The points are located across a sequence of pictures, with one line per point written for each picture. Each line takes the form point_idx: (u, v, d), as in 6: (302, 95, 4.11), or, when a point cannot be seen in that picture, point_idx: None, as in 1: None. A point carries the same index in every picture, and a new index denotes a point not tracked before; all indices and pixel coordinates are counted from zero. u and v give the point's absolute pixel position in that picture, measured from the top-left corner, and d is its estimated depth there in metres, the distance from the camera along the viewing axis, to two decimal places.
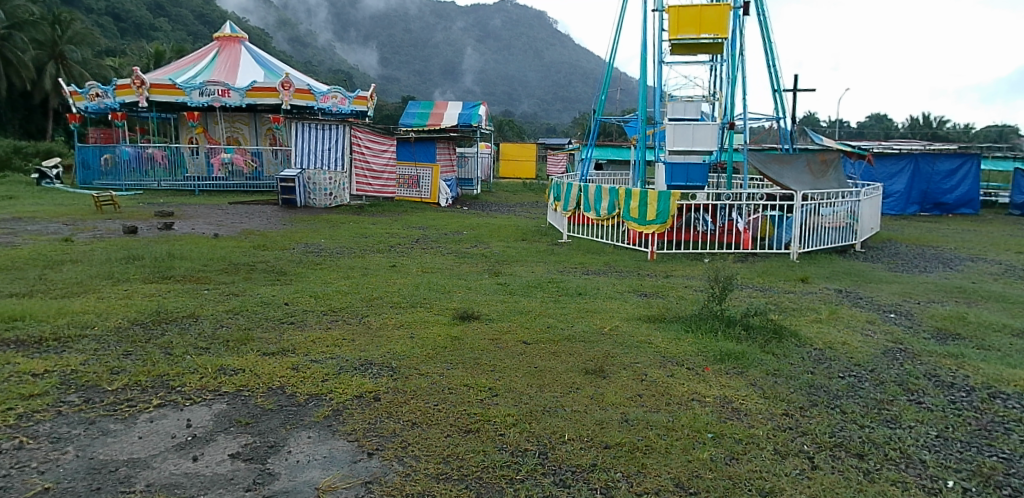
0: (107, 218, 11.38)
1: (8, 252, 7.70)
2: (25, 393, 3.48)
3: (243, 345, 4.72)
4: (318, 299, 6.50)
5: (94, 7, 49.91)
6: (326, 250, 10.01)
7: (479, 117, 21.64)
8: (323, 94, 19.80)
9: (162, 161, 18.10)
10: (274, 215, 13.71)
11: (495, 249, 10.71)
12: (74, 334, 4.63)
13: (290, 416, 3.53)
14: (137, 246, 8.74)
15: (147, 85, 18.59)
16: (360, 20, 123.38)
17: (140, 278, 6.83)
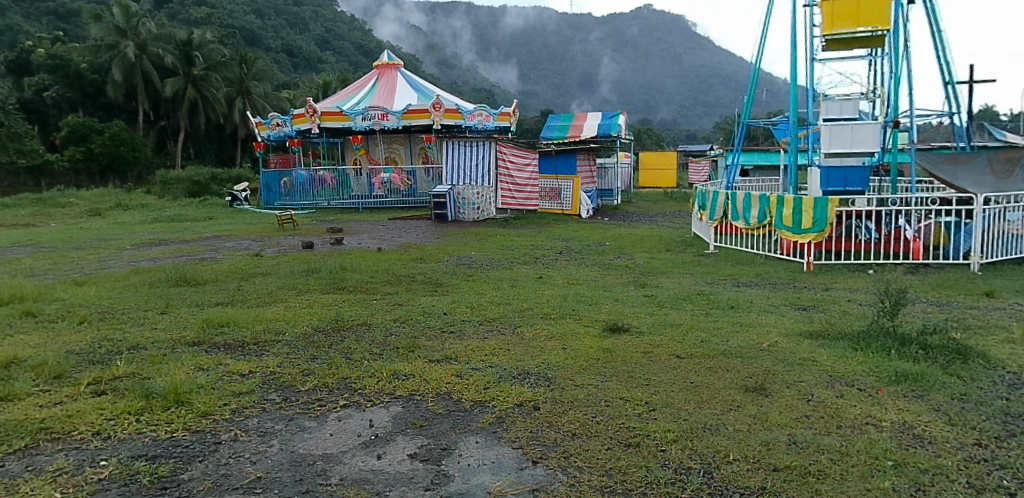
0: (287, 235, 12.67)
1: (212, 266, 8.81)
2: (236, 391, 3.97)
3: (411, 352, 5.06)
4: (473, 309, 6.80)
5: (271, 45, 55.73)
6: (475, 262, 10.43)
7: (619, 126, 21.24)
8: (470, 113, 20.55)
9: (330, 182, 19.86)
10: (427, 230, 14.49)
11: (639, 260, 10.62)
12: (270, 339, 5.23)
13: (458, 420, 3.73)
14: (314, 260, 9.65)
15: (319, 113, 20.50)
16: (500, 40, 127.57)
17: (319, 289, 7.54)
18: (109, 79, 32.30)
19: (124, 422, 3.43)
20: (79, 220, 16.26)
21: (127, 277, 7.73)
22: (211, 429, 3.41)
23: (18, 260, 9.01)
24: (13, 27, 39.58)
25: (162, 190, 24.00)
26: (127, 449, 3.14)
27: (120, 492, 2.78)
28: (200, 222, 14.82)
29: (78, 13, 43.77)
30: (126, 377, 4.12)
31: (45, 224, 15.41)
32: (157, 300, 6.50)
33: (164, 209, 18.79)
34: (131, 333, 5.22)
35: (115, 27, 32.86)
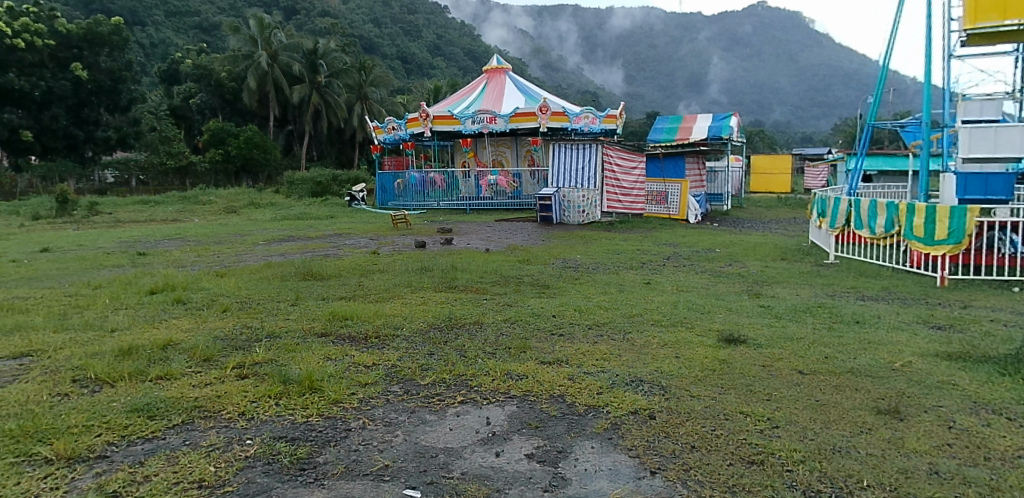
0: (401, 234, 13.18)
1: (334, 262, 9.31)
2: (362, 381, 4.18)
3: (523, 352, 5.12)
4: (582, 313, 6.78)
5: (387, 52, 58.15)
6: (581, 266, 10.41)
7: (730, 129, 20.44)
8: (577, 115, 20.64)
9: (441, 184, 20.50)
10: (533, 232, 14.60)
11: (752, 268, 10.20)
12: (389, 333, 5.47)
13: (572, 424, 3.73)
14: (427, 259, 9.98)
15: (431, 117, 21.13)
16: (607, 42, 126.61)
17: (432, 287, 7.80)
18: (245, 87, 34.95)
19: (265, 405, 3.71)
20: (218, 217, 17.70)
21: (262, 270, 8.33)
22: (341, 417, 3.61)
23: (167, 252, 9.93)
24: (165, 41, 43.71)
25: (289, 190, 25.73)
26: (269, 430, 3.39)
27: (265, 470, 3.00)
28: (322, 221, 15.73)
29: (219, 26, 47.67)
30: (265, 363, 4.45)
31: (189, 220, 16.89)
32: (288, 292, 6.98)
33: (291, 208, 20.10)
34: (267, 322, 5.64)
35: (251, 38, 35.53)
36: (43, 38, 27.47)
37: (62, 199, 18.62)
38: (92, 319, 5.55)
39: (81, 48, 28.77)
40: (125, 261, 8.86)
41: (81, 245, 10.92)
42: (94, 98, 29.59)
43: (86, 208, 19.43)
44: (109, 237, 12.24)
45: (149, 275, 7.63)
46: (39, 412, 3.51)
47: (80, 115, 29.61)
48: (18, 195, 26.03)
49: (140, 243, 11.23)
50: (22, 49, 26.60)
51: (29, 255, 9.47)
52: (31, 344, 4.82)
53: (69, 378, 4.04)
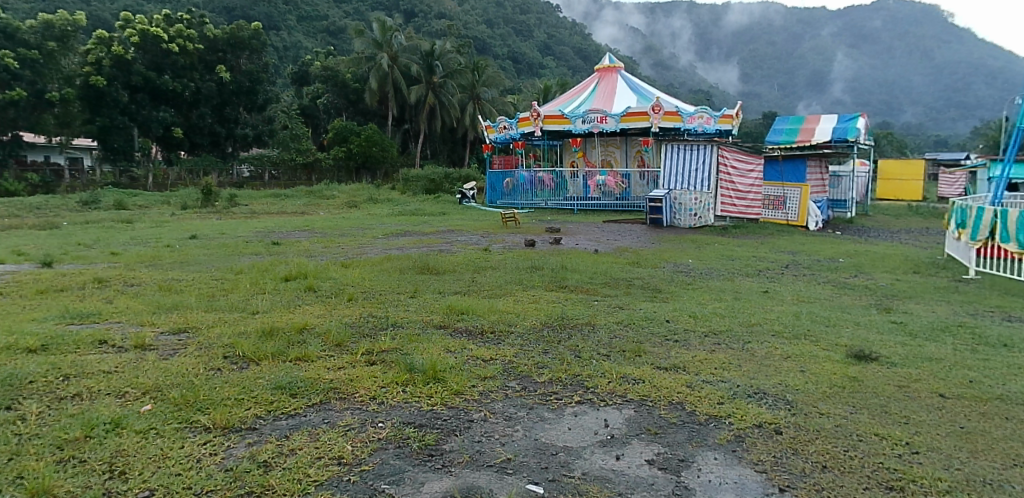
0: (511, 232, 13.40)
1: (449, 258, 9.58)
2: (482, 375, 4.29)
3: (638, 357, 5.03)
4: (697, 319, 6.58)
5: (500, 53, 59.09)
6: (695, 270, 10.12)
7: (857, 131, 19.03)
8: (691, 115, 19.94)
9: (549, 184, 20.64)
10: (642, 234, 14.35)
11: (881, 281, 9.53)
12: (504, 329, 5.57)
13: (693, 433, 3.65)
14: (537, 258, 10.06)
15: (543, 116, 21.25)
16: (722, 39, 122.25)
17: (543, 285, 7.88)
18: (367, 88, 36.70)
19: (394, 391, 3.91)
20: (341, 210, 18.73)
21: (383, 263, 8.72)
22: (465, 407, 3.73)
23: (298, 242, 10.62)
24: (296, 44, 46.65)
25: (404, 187, 26.81)
26: (398, 415, 3.57)
27: (397, 453, 3.15)
28: (436, 217, 16.26)
29: (345, 29, 50.31)
30: (391, 351, 4.68)
31: (316, 213, 17.98)
32: (407, 285, 7.28)
33: (406, 203, 20.92)
34: (390, 312, 5.93)
35: (374, 40, 37.22)
36: (193, 42, 30.06)
37: (207, 190, 20.34)
38: (237, 302, 6.05)
39: (225, 52, 31.23)
40: (262, 250, 9.57)
41: (223, 233, 11.88)
42: (234, 98, 32.06)
43: (226, 200, 21.13)
44: (247, 227, 13.27)
45: (283, 263, 8.21)
46: (197, 383, 3.88)
47: (223, 113, 32.16)
48: (169, 187, 28.83)
49: (273, 233, 12.10)
50: (176, 53, 29.23)
51: (181, 241, 10.44)
52: (188, 321, 5.34)
53: (220, 354, 4.44)
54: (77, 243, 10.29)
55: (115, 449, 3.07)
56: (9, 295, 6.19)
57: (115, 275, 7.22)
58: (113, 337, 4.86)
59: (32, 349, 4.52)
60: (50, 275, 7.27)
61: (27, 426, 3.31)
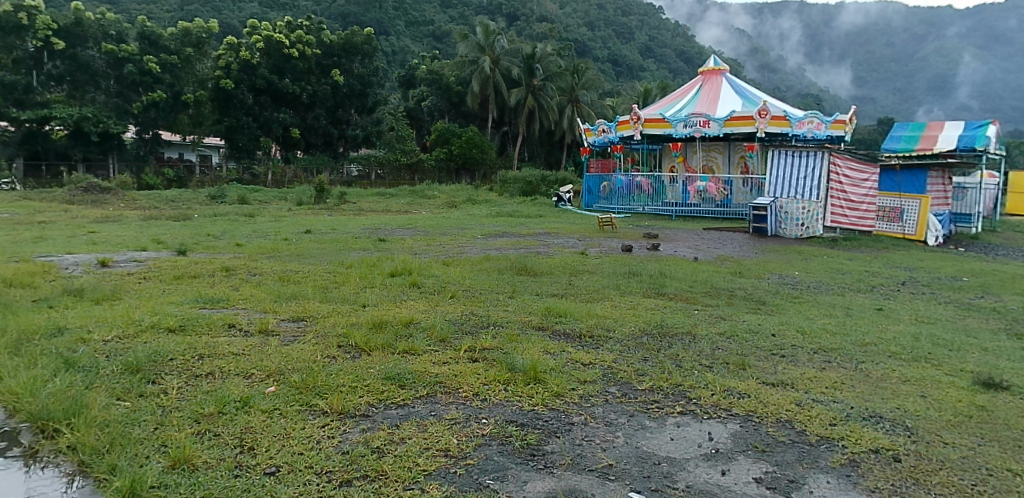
0: (608, 237, 13.32)
1: (546, 260, 9.65)
2: (582, 379, 4.30)
3: (743, 370, 4.88)
4: (805, 335, 6.28)
5: (599, 55, 58.82)
6: (801, 283, 9.66)
7: (987, 139, 17.35)
8: (799, 120, 19.21)
9: (647, 188, 20.32)
10: (745, 243, 13.87)
11: (1012, 304, 8.74)
12: (602, 334, 5.54)
13: (804, 454, 3.51)
14: (635, 263, 9.96)
15: (643, 120, 20.92)
16: (835, 40, 116.00)
17: (641, 292, 7.78)
18: (469, 91, 37.51)
19: (495, 388, 4.00)
20: (442, 210, 19.27)
21: (482, 262, 8.93)
22: (565, 410, 3.76)
23: (402, 239, 11.02)
24: (404, 48, 48.45)
25: (502, 189, 27.22)
26: (501, 413, 3.65)
27: (501, 450, 3.24)
28: (533, 219, 16.40)
29: (449, 33, 51.73)
30: (493, 349, 4.78)
31: (418, 212, 18.55)
32: (506, 285, 7.38)
33: (504, 205, 21.21)
34: (491, 311, 6.05)
35: (477, 44, 37.97)
36: (312, 48, 31.80)
37: (319, 188, 21.46)
38: (347, 294, 6.36)
39: (339, 56, 32.80)
40: (370, 246, 10.00)
41: (334, 229, 12.53)
42: (346, 101, 33.63)
43: (336, 197, 22.21)
44: (355, 224, 13.89)
45: (388, 260, 8.56)
46: (316, 369, 4.13)
47: (336, 115, 33.81)
48: (286, 185, 30.80)
49: (380, 230, 12.64)
50: (296, 58, 30.99)
51: (296, 235, 11.08)
52: (305, 310, 5.69)
53: (336, 343, 4.72)
54: (206, 234, 11.16)
55: (245, 426, 3.33)
56: (151, 280, 6.81)
57: (240, 265, 7.77)
58: (241, 321, 5.27)
59: (171, 329, 4.98)
60: (186, 262, 7.94)
61: (168, 399, 3.64)
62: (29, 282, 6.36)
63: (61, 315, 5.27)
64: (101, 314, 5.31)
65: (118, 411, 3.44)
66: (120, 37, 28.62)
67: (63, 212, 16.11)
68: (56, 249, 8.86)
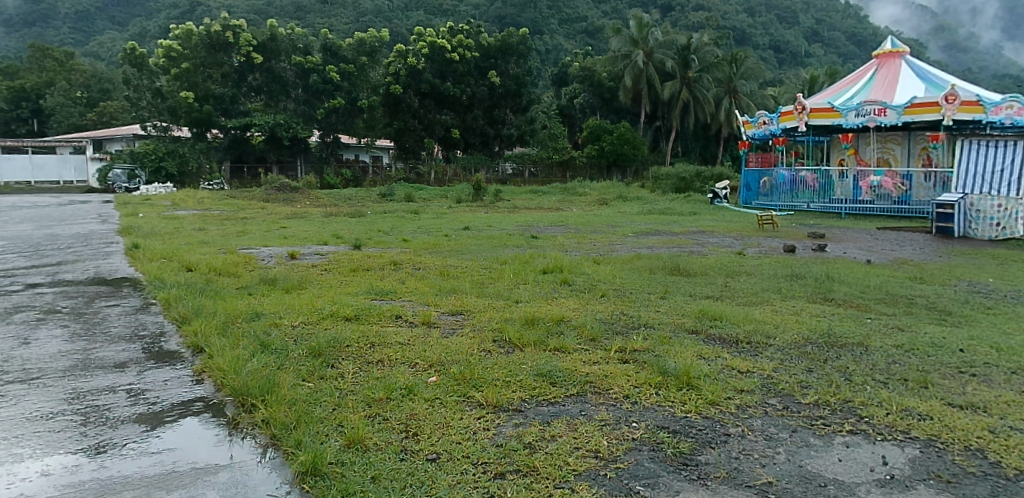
0: (768, 236, 12.60)
1: (701, 260, 9.35)
2: (739, 388, 4.14)
3: (923, 388, 4.42)
4: (1001, 353, 5.49)
5: (760, 43, 55.68)
6: (997, 292, 8.53)
7: None
8: (997, 105, 16.84)
9: (812, 184, 19.03)
10: (929, 246, 12.50)
11: None
12: (762, 341, 5.27)
13: (999, 489, 3.11)
14: (798, 265, 9.35)
15: (808, 110, 19.48)
16: None
17: (805, 296, 7.28)
18: (621, 86, 37.13)
19: (647, 392, 3.97)
20: (593, 208, 19.32)
21: (633, 261, 8.84)
22: (720, 420, 3.65)
23: (554, 237, 11.19)
24: (557, 46, 49.05)
25: (654, 185, 26.71)
26: (652, 418, 3.61)
27: (652, 456, 3.21)
28: (688, 217, 15.94)
29: (602, 29, 51.49)
30: (645, 351, 4.74)
31: (571, 209, 18.72)
32: (657, 285, 7.26)
33: (657, 202, 20.81)
34: (642, 311, 5.97)
35: (631, 38, 37.48)
36: (471, 51, 33.03)
37: (476, 185, 22.31)
38: (502, 290, 6.60)
39: (496, 58, 33.67)
40: (523, 242, 10.28)
41: (490, 225, 13.00)
42: (502, 101, 34.60)
43: (492, 195, 23.00)
44: (509, 221, 14.31)
45: (541, 257, 8.74)
46: (473, 362, 4.35)
47: (492, 115, 34.90)
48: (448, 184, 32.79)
49: (532, 227, 12.93)
50: (457, 61, 32.36)
51: (456, 232, 11.65)
52: (463, 304, 5.99)
53: (492, 338, 4.93)
54: (377, 230, 12.08)
55: (410, 413, 3.58)
56: (331, 271, 7.51)
57: (406, 260, 8.33)
58: (407, 313, 5.66)
59: (348, 317, 5.47)
60: (359, 255, 8.66)
61: (344, 383, 4.01)
62: (235, 272, 7.27)
63: (259, 301, 5.99)
64: (290, 302, 5.95)
65: (302, 391, 3.85)
66: (307, 49, 31.53)
67: (259, 209, 18.18)
68: (256, 242, 10.03)
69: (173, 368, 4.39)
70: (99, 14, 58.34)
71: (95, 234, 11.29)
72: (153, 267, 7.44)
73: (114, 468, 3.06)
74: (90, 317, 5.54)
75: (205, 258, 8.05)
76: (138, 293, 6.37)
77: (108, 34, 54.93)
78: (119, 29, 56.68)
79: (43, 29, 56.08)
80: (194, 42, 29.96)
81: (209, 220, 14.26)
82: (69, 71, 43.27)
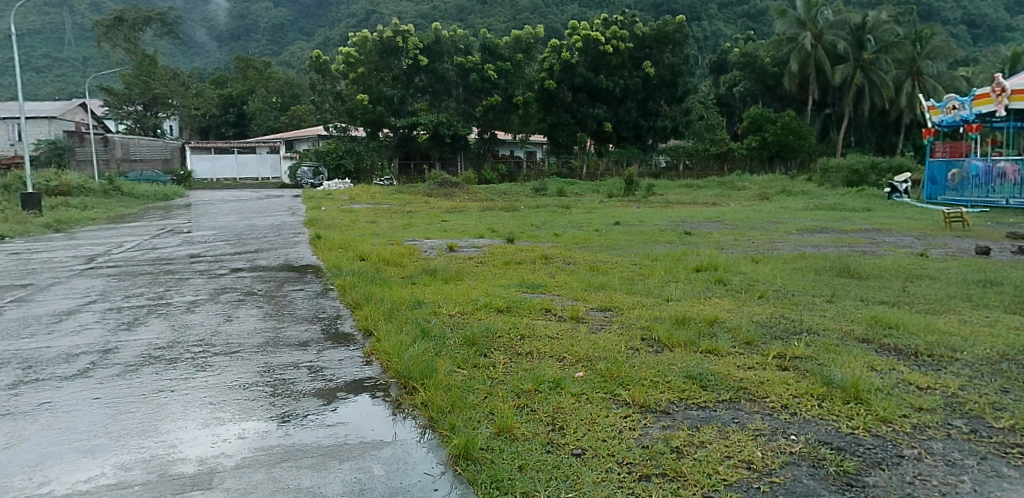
0: (957, 236, 11.23)
1: (873, 261, 8.57)
2: (917, 405, 3.77)
3: None
4: None
5: (951, 17, 49.58)
6: None
7: None
8: None
9: (1012, 176, 16.45)
10: None
11: None
12: (946, 354, 4.74)
13: None
14: (994, 269, 8.25)
15: (1008, 93, 16.82)
16: None
17: (1001, 306, 6.42)
18: (786, 71, 34.65)
19: (808, 403, 3.74)
20: (753, 203, 18.38)
21: (797, 261, 8.30)
22: (893, 440, 3.35)
23: (710, 233, 10.82)
24: (716, 32, 47.04)
25: (821, 178, 24.83)
26: (813, 431, 3.41)
27: (812, 472, 3.03)
28: (861, 214, 14.64)
29: (766, 11, 48.50)
30: (806, 358, 4.46)
31: (728, 204, 17.96)
32: (824, 288, 6.78)
33: (825, 197, 19.36)
34: (805, 316, 5.61)
35: (797, 19, 34.95)
36: (625, 42, 32.63)
37: (628, 180, 22.08)
38: (652, 287, 6.50)
39: (652, 48, 33.08)
40: (677, 239, 10.01)
41: (642, 221, 12.77)
42: (657, 92, 33.73)
43: (644, 190, 22.61)
44: (662, 216, 14.04)
45: (695, 254, 8.48)
46: (620, 359, 4.35)
47: (646, 107, 34.22)
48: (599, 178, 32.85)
49: (686, 223, 12.56)
50: (611, 53, 32.13)
51: (608, 227, 11.62)
52: (613, 300, 5.99)
53: (640, 336, 4.89)
54: (529, 224, 12.36)
55: (557, 406, 3.66)
56: (486, 264, 7.81)
57: (557, 254, 8.45)
58: (557, 307, 5.77)
59: (500, 309, 5.68)
60: (512, 249, 8.93)
61: (496, 372, 4.18)
62: (400, 262, 7.81)
63: (421, 290, 6.40)
64: (449, 292, 6.29)
65: (457, 377, 4.07)
66: (467, 49, 32.76)
67: (422, 204, 19.32)
68: (420, 235, 10.68)
69: (347, 348, 4.83)
70: (291, 26, 64.74)
71: (285, 225, 12.66)
72: (332, 256, 8.20)
73: (297, 436, 3.44)
74: (280, 299, 6.23)
75: (376, 248, 8.74)
76: (318, 279, 7.06)
77: (299, 44, 60.91)
78: (306, 39, 62.60)
79: (247, 42, 63.42)
80: (369, 49, 32.00)
81: (378, 213, 15.40)
82: (266, 79, 48.59)
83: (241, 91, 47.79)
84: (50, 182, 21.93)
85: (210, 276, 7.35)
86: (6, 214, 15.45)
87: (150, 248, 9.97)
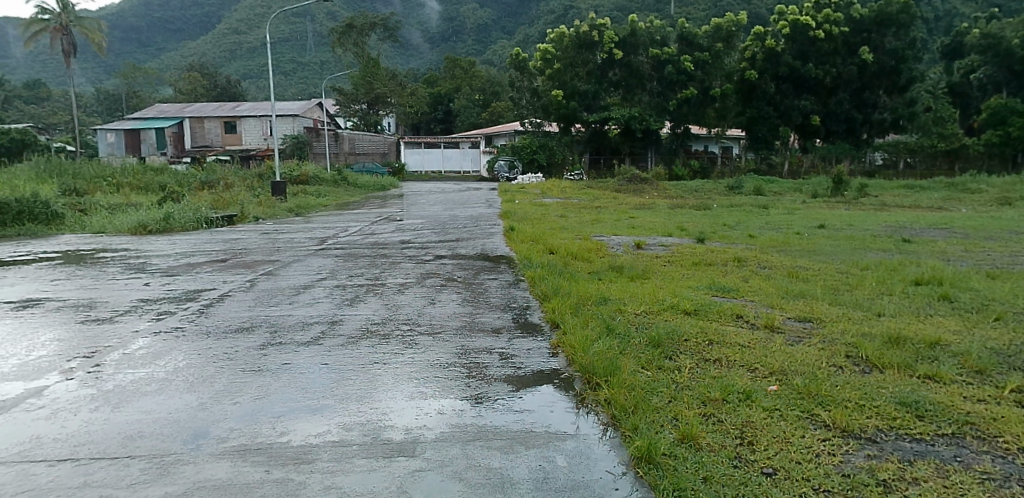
0: None
1: None
2: None
3: None
4: None
5: None
6: None
7: None
8: None
9: None
10: None
11: None
12: None
13: None
14: None
15: None
16: None
17: None
18: None
19: None
20: (991, 208, 15.97)
21: None
22: None
23: (933, 241, 9.62)
24: (951, 11, 41.37)
25: None
26: None
27: None
28: None
29: None
30: None
31: (958, 209, 15.82)
32: None
33: None
34: None
35: None
36: (841, 26, 29.82)
37: (837, 179, 20.25)
38: (860, 299, 5.96)
39: (871, 31, 29.95)
40: (892, 246, 9.05)
41: (851, 225, 11.67)
42: (876, 81, 30.49)
43: (855, 190, 20.64)
44: (877, 220, 12.77)
45: (914, 265, 7.59)
46: (821, 376, 4.06)
47: (861, 98, 31.06)
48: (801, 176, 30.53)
49: (905, 229, 11.28)
50: (822, 39, 29.58)
51: (809, 230, 10.78)
52: (813, 311, 5.58)
53: (844, 352, 4.52)
54: (722, 224, 11.84)
55: (746, 419, 3.52)
56: (674, 264, 7.66)
57: (751, 257, 8.05)
58: (750, 314, 5.50)
59: (687, 311, 5.55)
60: (703, 249, 8.64)
61: (681, 377, 4.12)
62: (588, 256, 7.94)
63: (606, 286, 6.47)
64: (634, 290, 6.28)
65: (641, 378, 4.07)
66: (664, 40, 31.90)
67: (613, 200, 19.40)
68: (608, 230, 10.75)
69: (534, 339, 5.03)
70: (494, 25, 67.70)
71: (484, 216, 13.42)
72: (524, 247, 8.57)
73: (488, 418, 3.68)
74: (476, 286, 6.66)
75: (565, 242, 8.97)
76: (511, 269, 7.41)
77: (501, 42, 63.52)
78: (508, 37, 65.23)
79: (455, 43, 67.65)
80: (566, 44, 32.24)
81: (569, 208, 15.73)
82: (470, 77, 51.49)
83: (448, 89, 50.43)
84: (293, 173, 25.21)
85: (417, 261, 8.03)
86: (261, 199, 18.11)
87: (369, 233, 11.14)
